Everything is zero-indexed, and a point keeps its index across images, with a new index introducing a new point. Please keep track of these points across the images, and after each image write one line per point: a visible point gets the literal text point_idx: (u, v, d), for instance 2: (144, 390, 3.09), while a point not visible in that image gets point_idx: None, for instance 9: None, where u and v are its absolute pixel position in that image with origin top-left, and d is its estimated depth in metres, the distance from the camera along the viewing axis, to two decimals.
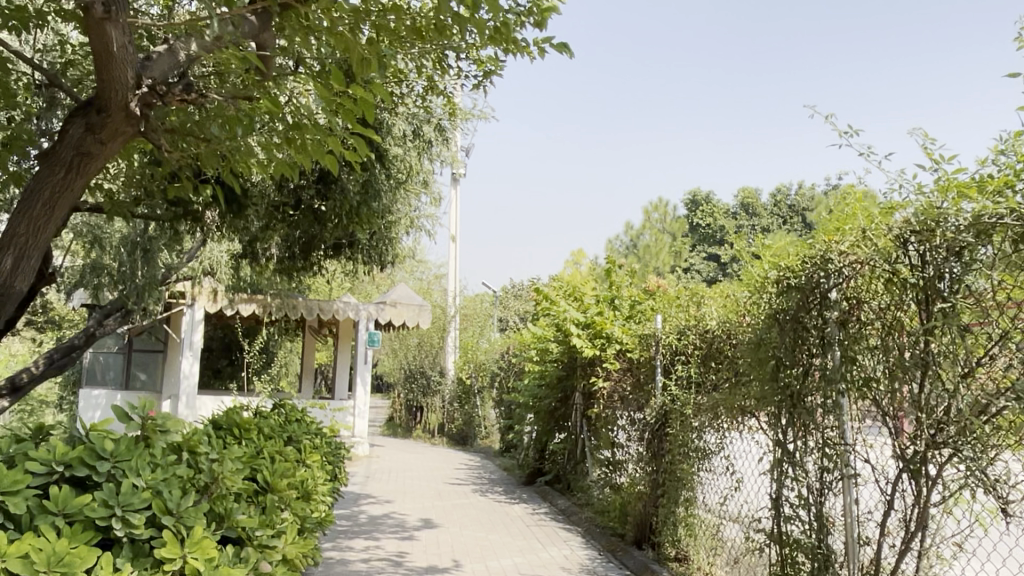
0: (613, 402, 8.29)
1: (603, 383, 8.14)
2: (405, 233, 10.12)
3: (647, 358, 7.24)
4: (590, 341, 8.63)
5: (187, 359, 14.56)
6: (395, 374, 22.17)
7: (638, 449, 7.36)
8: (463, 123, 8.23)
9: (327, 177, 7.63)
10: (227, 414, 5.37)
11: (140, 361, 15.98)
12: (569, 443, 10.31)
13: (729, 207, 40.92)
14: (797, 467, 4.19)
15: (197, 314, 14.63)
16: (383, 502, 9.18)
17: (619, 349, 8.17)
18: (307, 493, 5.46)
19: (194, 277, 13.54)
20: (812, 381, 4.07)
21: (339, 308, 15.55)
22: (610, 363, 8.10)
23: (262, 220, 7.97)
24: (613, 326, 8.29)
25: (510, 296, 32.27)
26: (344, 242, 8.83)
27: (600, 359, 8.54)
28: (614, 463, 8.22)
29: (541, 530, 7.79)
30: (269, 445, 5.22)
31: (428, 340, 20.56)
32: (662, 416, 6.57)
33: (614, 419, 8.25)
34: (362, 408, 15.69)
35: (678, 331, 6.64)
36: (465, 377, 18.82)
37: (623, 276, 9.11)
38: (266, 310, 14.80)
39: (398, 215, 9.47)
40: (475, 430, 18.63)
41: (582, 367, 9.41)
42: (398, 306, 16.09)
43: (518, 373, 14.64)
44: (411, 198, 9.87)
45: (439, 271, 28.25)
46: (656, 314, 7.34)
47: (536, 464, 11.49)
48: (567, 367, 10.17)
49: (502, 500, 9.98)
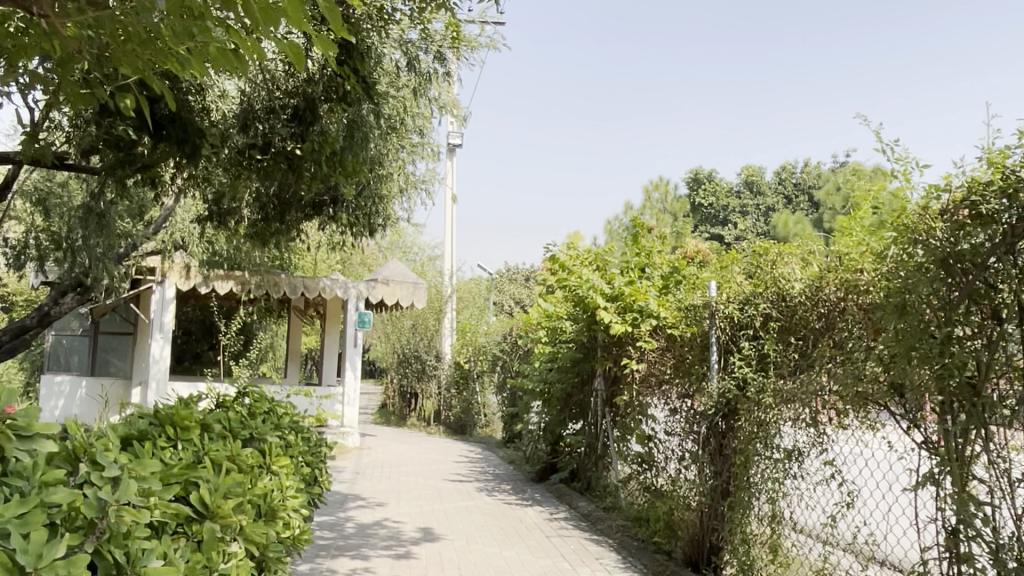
0: (648, 387, 6.92)
1: (637, 365, 6.80)
2: (398, 195, 8.77)
3: (700, 333, 5.89)
4: (620, 315, 7.25)
5: (157, 342, 13.15)
6: (388, 359, 20.83)
7: (687, 446, 6.02)
8: (468, 54, 6.88)
9: (305, 114, 6.27)
10: (163, 409, 4.00)
11: (107, 344, 14.62)
12: (589, 435, 8.96)
13: (731, 187, 39.59)
14: (979, 482, 2.92)
15: (168, 292, 13.24)
16: (374, 505, 7.88)
17: (657, 325, 6.79)
18: (270, 509, 4.11)
19: (162, 248, 12.21)
20: (1009, 359, 2.82)
21: (326, 285, 14.15)
22: (645, 341, 6.71)
23: (228, 169, 6.57)
24: (649, 297, 6.94)
25: (508, 279, 30.94)
26: (326, 199, 7.39)
27: (631, 338, 7.19)
28: (650, 461, 6.88)
29: (564, 542, 6.47)
30: (217, 450, 3.88)
31: (422, 322, 19.18)
32: (722, 407, 5.26)
33: (649, 408, 6.92)
34: (351, 395, 14.28)
35: (742, 300, 5.30)
36: (463, 361, 17.49)
37: (655, 241, 7.76)
38: (244, 288, 13.31)
39: (390, 169, 8.07)
40: (473, 418, 17.29)
41: (606, 348, 8.06)
42: (391, 283, 14.69)
43: (523, 356, 13.30)
44: (404, 153, 8.50)
45: (432, 253, 26.88)
46: (706, 280, 5.99)
47: (548, 460, 10.12)
48: (586, 347, 8.86)
49: (512, 501, 8.62)
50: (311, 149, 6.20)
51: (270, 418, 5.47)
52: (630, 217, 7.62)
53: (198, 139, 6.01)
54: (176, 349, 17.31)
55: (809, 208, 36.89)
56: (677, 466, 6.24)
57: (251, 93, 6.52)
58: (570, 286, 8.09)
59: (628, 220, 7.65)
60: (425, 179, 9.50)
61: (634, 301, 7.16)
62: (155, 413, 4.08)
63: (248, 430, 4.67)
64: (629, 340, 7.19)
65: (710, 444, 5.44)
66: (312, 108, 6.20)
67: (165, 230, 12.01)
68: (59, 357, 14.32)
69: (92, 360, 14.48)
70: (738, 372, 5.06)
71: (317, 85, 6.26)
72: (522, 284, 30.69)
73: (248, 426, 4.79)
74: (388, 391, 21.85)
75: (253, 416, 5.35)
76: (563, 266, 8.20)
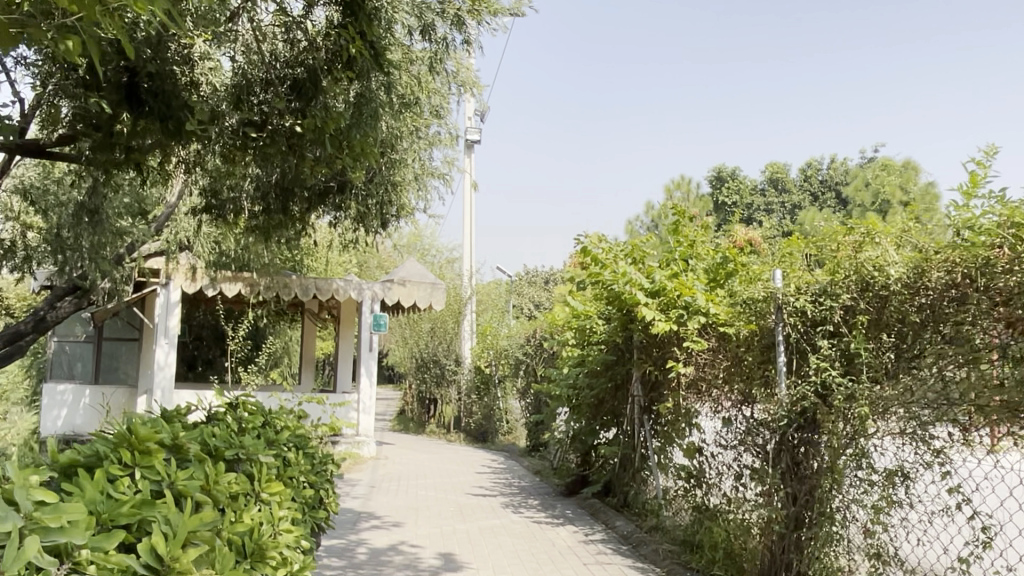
0: (698, 394, 6.11)
1: (684, 369, 5.99)
2: (414, 185, 8.02)
3: (765, 330, 5.07)
4: (663, 313, 6.44)
5: (162, 348, 12.43)
6: (406, 364, 20.11)
7: (749, 461, 5.23)
8: (488, 19, 6.15)
9: (306, 88, 5.52)
10: (116, 430, 3.19)
11: (111, 351, 13.97)
12: (625, 445, 8.14)
13: (755, 185, 38.57)
14: None
15: (173, 295, 12.54)
16: (389, 526, 7.12)
17: (706, 322, 5.96)
18: (258, 548, 3.31)
19: (166, 248, 11.55)
20: None
21: (339, 287, 13.42)
22: (695, 342, 5.87)
23: (222, 151, 5.81)
24: (696, 291, 6.12)
25: (528, 281, 30.16)
26: (333, 185, 6.65)
27: (675, 338, 6.37)
28: (700, 476, 6.07)
29: (605, 571, 5.68)
30: (187, 479, 3.11)
31: (441, 326, 18.40)
32: (797, 417, 4.44)
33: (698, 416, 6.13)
34: (367, 402, 13.45)
35: (817, 292, 4.49)
36: (483, 365, 16.70)
37: (697, 230, 6.98)
38: (252, 289, 12.60)
39: (405, 154, 7.32)
40: (495, 425, 16.51)
41: (643, 348, 7.30)
42: (407, 284, 13.90)
43: (548, 359, 12.50)
44: (419, 138, 7.75)
45: (450, 255, 26.17)
46: (767, 271, 5.16)
47: (579, 471, 9.31)
48: (622, 348, 8.08)
49: (542, 519, 7.82)
50: (312, 125, 5.42)
51: (267, 433, 4.72)
52: (671, 204, 6.81)
53: (185, 114, 5.29)
54: (187, 355, 16.67)
55: (836, 205, 35.79)
56: (734, 485, 5.45)
57: (246, 65, 5.78)
58: (605, 282, 7.26)
59: (667, 207, 6.83)
60: (443, 165, 8.74)
61: (677, 297, 6.35)
62: (106, 434, 3.27)
63: (233, 451, 3.85)
64: (674, 342, 6.37)
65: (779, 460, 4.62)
66: (315, 79, 5.49)
67: (168, 230, 11.37)
68: (61, 364, 13.49)
69: (96, 367, 13.82)
70: (818, 376, 4.23)
71: (321, 52, 5.50)
72: (542, 286, 29.89)
73: (229, 444, 3.92)
74: (407, 397, 21.11)
75: (243, 431, 4.58)
76: (597, 260, 7.37)
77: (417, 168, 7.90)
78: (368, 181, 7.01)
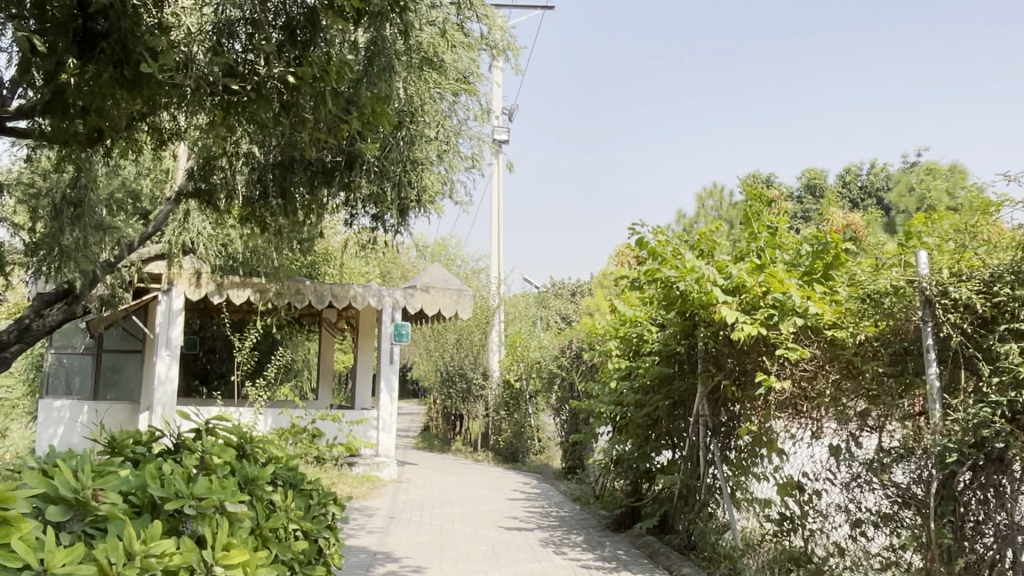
0: (796, 415, 4.84)
1: (779, 383, 4.73)
2: (438, 170, 6.90)
3: (912, 332, 3.88)
4: (747, 314, 5.20)
5: (163, 361, 11.28)
6: (432, 378, 18.95)
7: (883, 503, 4.05)
8: None
9: (300, 26, 4.40)
10: None
11: (112, 364, 12.92)
12: (687, 473, 6.85)
13: (791, 192, 37.10)
14: None
15: (175, 303, 11.44)
16: (408, 573, 5.93)
17: (805, 324, 4.76)
18: None
19: (168, 251, 10.53)
20: None
21: (357, 294, 12.23)
22: (794, 351, 4.64)
23: (206, 107, 4.67)
24: (790, 287, 4.90)
25: (557, 290, 28.90)
26: (339, 158, 5.56)
27: (760, 346, 5.14)
28: (796, 520, 4.82)
29: None
30: (79, 562, 1.99)
31: (468, 337, 17.23)
32: (972, 452, 3.45)
33: (796, 443, 4.83)
34: (387, 418, 12.10)
35: (992, 278, 3.51)
36: (513, 379, 15.48)
37: (776, 211, 5.82)
38: (263, 297, 11.65)
39: (430, 128, 6.18)
40: (526, 444, 15.26)
41: (714, 358, 6.12)
42: (431, 290, 12.77)
43: (586, 373, 11.29)
44: (445, 114, 6.63)
45: (477, 265, 25.02)
46: (901, 256, 3.93)
47: (629, 502, 8.07)
48: (687, 359, 6.88)
49: (590, 561, 6.62)
50: (307, 73, 4.24)
51: (243, 469, 3.54)
52: (745, 183, 5.53)
53: (137, 50, 4.10)
54: (199, 369, 15.63)
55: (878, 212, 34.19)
56: (849, 533, 4.35)
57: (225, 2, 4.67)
58: (665, 281, 6.00)
59: (741, 188, 5.55)
60: (471, 142, 7.44)
61: (763, 295, 5.13)
62: None
63: (175, 502, 2.68)
64: (757, 352, 5.14)
65: (950, 508, 3.60)
66: (312, 17, 4.36)
67: (171, 231, 10.37)
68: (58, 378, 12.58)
69: (97, 381, 12.75)
70: (1005, 397, 3.32)
71: None
72: (572, 297, 28.61)
73: (172, 491, 2.75)
74: (432, 412, 19.92)
75: (207, 471, 3.38)
76: (655, 253, 6.09)
77: (444, 145, 6.74)
78: (381, 156, 5.87)
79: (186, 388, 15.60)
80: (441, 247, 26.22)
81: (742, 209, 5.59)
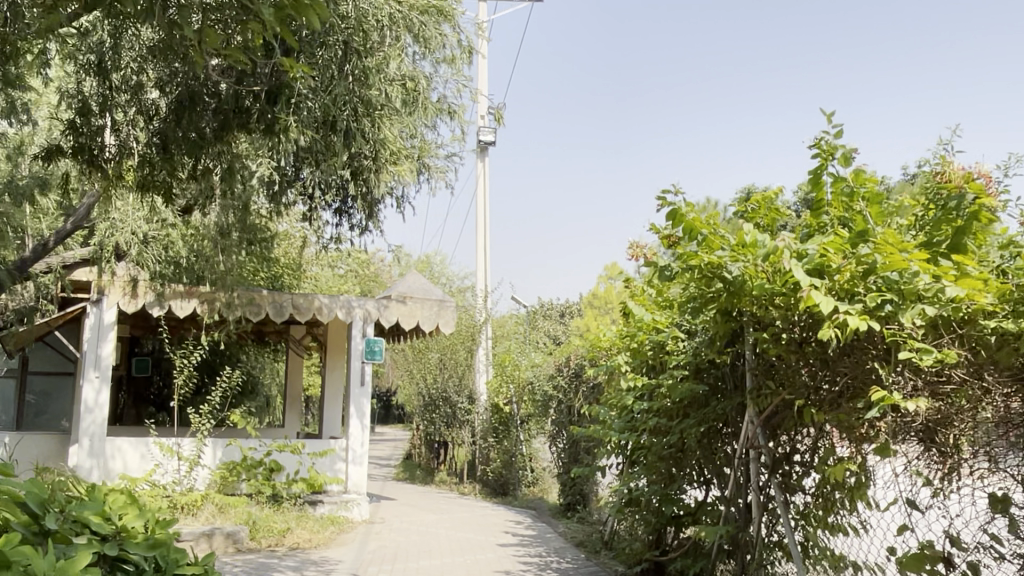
0: (927, 449, 3.29)
1: (909, 403, 3.11)
2: (405, 131, 5.41)
3: None
4: (842, 300, 3.55)
5: (91, 385, 9.47)
6: (414, 403, 17.32)
7: None
8: None
9: None
10: None
11: (39, 388, 11.23)
12: (733, 523, 5.22)
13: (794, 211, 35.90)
14: None
15: (106, 315, 9.64)
16: None
17: (938, 312, 3.20)
18: None
19: (97, 255, 9.00)
20: None
21: (322, 305, 10.48)
22: (934, 355, 3.07)
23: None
24: (914, 260, 3.30)
25: (551, 309, 27.27)
26: (260, 84, 4.35)
27: (862, 348, 3.54)
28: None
29: None
30: None
31: (452, 356, 15.53)
32: None
33: (940, 496, 3.29)
34: (358, 449, 10.52)
35: None
36: (503, 402, 13.89)
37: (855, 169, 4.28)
38: (211, 308, 9.86)
39: (390, 59, 4.77)
40: (517, 476, 13.58)
41: (769, 371, 4.56)
42: (409, 301, 11.13)
43: (589, 394, 9.71)
44: (413, 57, 5.14)
45: (463, 283, 23.50)
46: None
47: (651, 555, 6.46)
48: (729, 376, 5.33)
49: None
50: None
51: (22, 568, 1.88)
52: (816, 140, 4.00)
53: None
54: (154, 395, 13.90)
55: None
56: None
57: None
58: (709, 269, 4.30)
59: (809, 146, 4.01)
60: (450, 100, 5.92)
61: (862, 276, 3.50)
62: None
63: None
64: (858, 359, 3.55)
65: None
66: None
67: (101, 233, 8.86)
68: None
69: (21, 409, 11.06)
70: None
71: None
72: (564, 319, 27.12)
73: None
74: (415, 440, 18.27)
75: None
76: (693, 232, 4.32)
77: (414, 96, 5.24)
78: (318, 93, 4.56)
79: (139, 416, 13.84)
80: (425, 265, 24.78)
81: (809, 174, 4.02)
